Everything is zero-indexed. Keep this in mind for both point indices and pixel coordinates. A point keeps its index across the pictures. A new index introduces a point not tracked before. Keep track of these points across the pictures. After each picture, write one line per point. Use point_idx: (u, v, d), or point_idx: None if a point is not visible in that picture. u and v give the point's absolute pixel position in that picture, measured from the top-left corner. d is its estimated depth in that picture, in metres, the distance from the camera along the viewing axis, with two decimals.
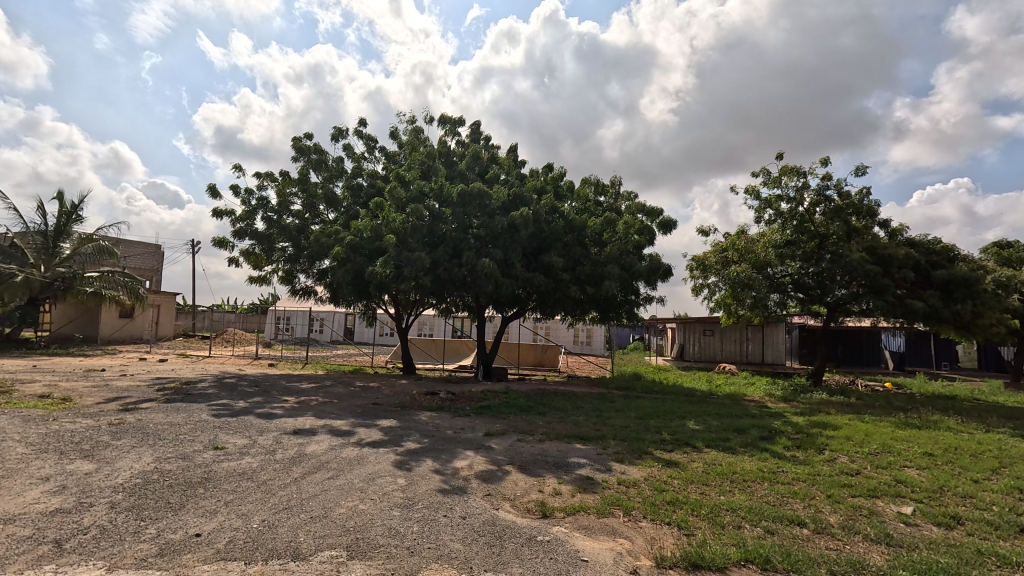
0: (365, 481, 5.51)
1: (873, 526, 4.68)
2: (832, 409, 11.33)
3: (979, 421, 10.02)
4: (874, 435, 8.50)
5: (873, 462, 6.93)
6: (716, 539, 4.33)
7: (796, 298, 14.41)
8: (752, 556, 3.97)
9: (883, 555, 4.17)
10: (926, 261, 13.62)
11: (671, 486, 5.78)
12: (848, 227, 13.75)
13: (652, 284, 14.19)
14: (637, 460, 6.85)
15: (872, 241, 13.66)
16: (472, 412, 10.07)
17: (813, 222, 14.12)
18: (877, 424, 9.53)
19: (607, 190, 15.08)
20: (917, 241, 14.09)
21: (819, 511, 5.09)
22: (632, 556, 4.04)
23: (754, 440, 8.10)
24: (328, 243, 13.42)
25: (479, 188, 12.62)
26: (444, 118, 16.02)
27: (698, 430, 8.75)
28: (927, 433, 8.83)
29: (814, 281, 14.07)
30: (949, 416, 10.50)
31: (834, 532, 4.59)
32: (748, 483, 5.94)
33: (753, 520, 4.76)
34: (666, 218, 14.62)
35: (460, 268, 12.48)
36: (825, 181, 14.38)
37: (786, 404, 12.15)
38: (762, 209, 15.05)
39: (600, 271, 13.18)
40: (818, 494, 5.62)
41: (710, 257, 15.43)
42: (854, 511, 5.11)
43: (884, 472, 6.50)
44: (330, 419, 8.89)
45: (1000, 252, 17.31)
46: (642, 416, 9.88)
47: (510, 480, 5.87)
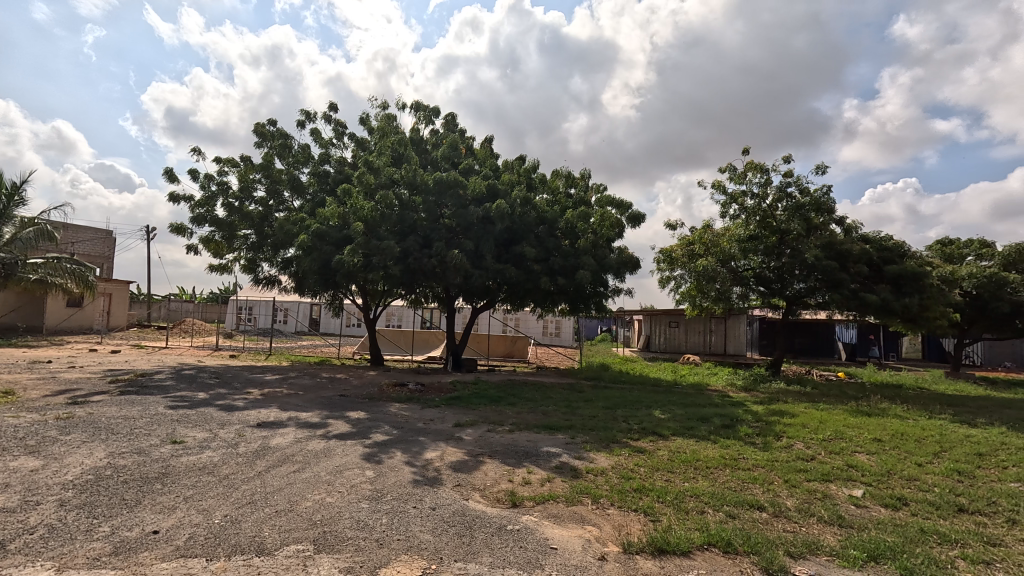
0: (332, 474, 5.42)
1: (826, 509, 4.91)
2: (789, 398, 11.83)
3: (923, 409, 10.60)
4: (828, 423, 8.91)
5: (827, 448, 7.26)
6: (680, 524, 4.46)
7: (758, 291, 15.02)
8: (714, 540, 4.11)
9: (836, 536, 4.39)
10: (879, 257, 14.25)
11: (637, 474, 5.91)
12: (807, 224, 14.15)
13: (621, 276, 14.38)
14: (604, 449, 6.98)
15: (829, 237, 14.17)
16: (441, 403, 10.01)
17: (775, 218, 14.53)
18: (831, 411, 10.01)
19: (577, 182, 15.14)
20: (870, 237, 14.68)
21: (777, 496, 5.31)
22: (601, 543, 4.12)
23: (716, 428, 8.35)
24: (292, 231, 13.13)
25: (451, 178, 12.45)
26: (416, 106, 15.75)
27: (664, 419, 8.97)
28: (875, 420, 9.34)
29: (775, 275, 14.63)
30: (897, 404, 11.07)
31: (791, 515, 4.79)
32: (710, 469, 6.14)
33: (715, 505, 4.93)
34: (635, 211, 14.83)
35: (430, 258, 12.29)
36: (787, 178, 14.87)
37: (747, 393, 12.60)
38: (727, 203, 15.42)
39: (572, 263, 13.25)
40: (776, 479, 5.85)
41: (677, 250, 15.76)
42: (810, 495, 5.35)
43: (836, 458, 6.81)
44: (296, 412, 8.70)
45: (944, 248, 18.32)
46: (610, 406, 10.07)
47: (481, 470, 5.89)
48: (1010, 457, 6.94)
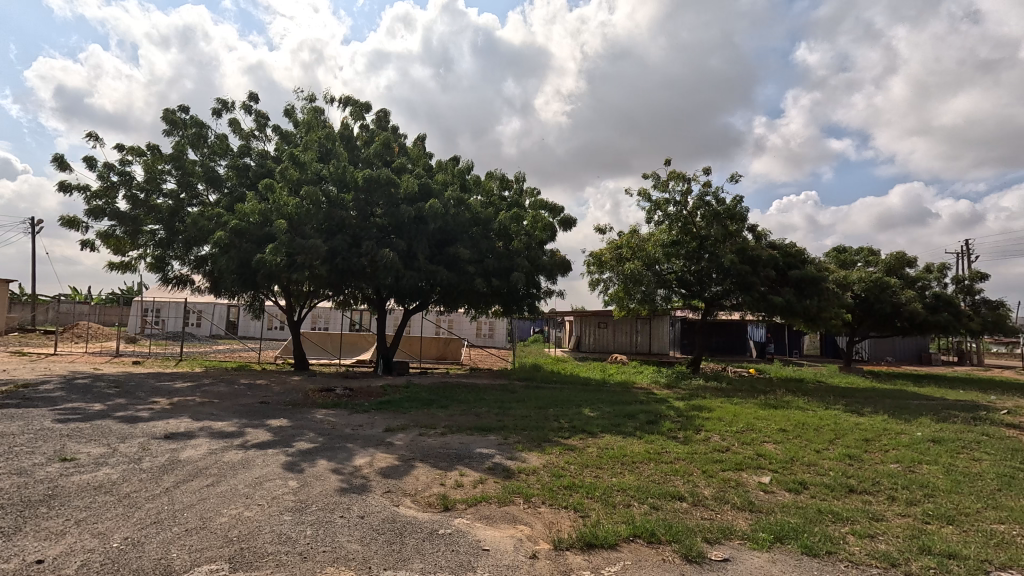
0: (251, 486, 5.09)
1: (739, 496, 5.28)
2: (707, 394, 12.63)
3: (821, 401, 11.70)
4: (741, 416, 9.59)
5: (740, 439, 7.82)
6: (608, 518, 4.61)
7: (679, 294, 15.89)
8: (639, 531, 4.29)
9: (747, 521, 4.73)
10: (784, 262, 15.55)
11: (568, 472, 6.04)
12: (723, 231, 15.16)
13: (553, 278, 14.65)
14: (536, 448, 7.08)
15: (742, 244, 15.27)
16: (371, 408, 9.71)
17: (695, 224, 15.46)
18: (743, 405, 10.80)
19: (511, 185, 15.26)
20: (777, 244, 15.99)
21: (696, 486, 5.64)
22: (532, 541, 4.17)
23: (642, 424, 8.72)
24: (208, 227, 12.21)
25: (383, 176, 12.11)
26: (346, 100, 15.19)
27: (593, 417, 9.25)
28: (781, 411, 10.19)
29: (694, 278, 15.55)
30: (799, 397, 12.13)
31: (708, 503, 5.11)
32: (636, 464, 6.41)
33: (640, 498, 5.15)
34: (567, 215, 15.19)
35: (360, 258, 11.89)
36: (706, 188, 15.86)
37: (669, 390, 13.29)
38: (652, 210, 16.20)
39: (506, 264, 13.34)
40: (695, 470, 6.22)
41: (606, 253, 16.37)
42: (724, 483, 5.73)
43: (748, 448, 7.35)
44: (210, 421, 8.08)
45: (838, 255, 20.33)
46: (542, 406, 10.24)
47: (412, 474, 5.77)
48: (890, 441, 7.84)
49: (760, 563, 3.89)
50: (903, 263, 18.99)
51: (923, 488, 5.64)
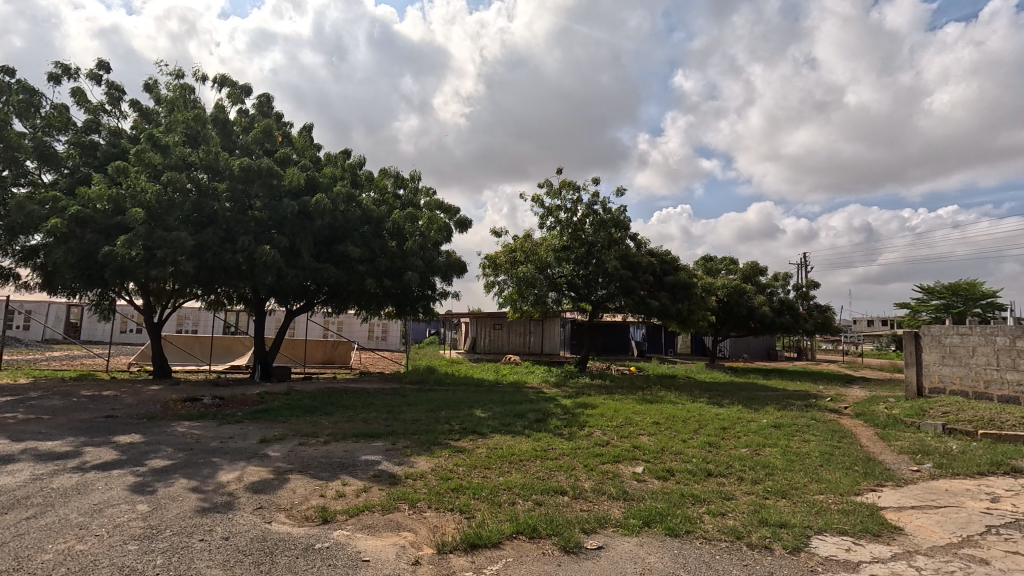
0: (87, 515, 4.40)
1: (615, 486, 5.66)
2: (591, 391, 13.39)
3: (689, 395, 12.96)
4: (621, 411, 10.28)
5: (619, 433, 8.40)
6: (493, 517, 4.69)
7: (569, 296, 16.65)
8: (522, 528, 4.42)
9: (621, 509, 5.08)
10: (661, 269, 16.99)
11: (456, 474, 6.03)
12: (609, 238, 16.16)
13: (448, 279, 14.57)
14: (425, 452, 6.98)
15: (625, 251, 16.42)
16: (245, 417, 8.91)
17: (584, 231, 16.33)
18: (623, 401, 11.61)
19: (406, 184, 14.92)
20: (655, 252, 17.42)
21: (577, 479, 5.94)
22: (415, 547, 4.10)
23: (531, 423, 8.99)
24: (40, 213, 10.39)
25: (263, 166, 11.18)
26: (222, 80, 13.82)
27: (484, 418, 9.36)
28: (655, 406, 11.12)
29: (582, 281, 16.40)
30: (671, 392, 13.33)
31: (587, 495, 5.41)
32: (523, 462, 6.60)
33: (525, 495, 5.31)
34: (462, 217, 15.21)
35: (235, 255, 10.87)
36: (594, 197, 16.81)
37: (557, 389, 13.87)
38: (545, 215, 16.81)
39: (399, 264, 13.01)
40: (577, 465, 6.56)
41: (500, 257, 16.72)
42: (603, 475, 6.11)
43: (625, 441, 7.91)
44: (36, 442, 6.86)
45: (706, 263, 22.70)
46: (433, 409, 10.14)
47: (288, 488, 5.38)
48: (743, 428, 8.91)
49: (629, 547, 4.20)
50: (757, 271, 21.69)
51: (765, 468, 6.48)
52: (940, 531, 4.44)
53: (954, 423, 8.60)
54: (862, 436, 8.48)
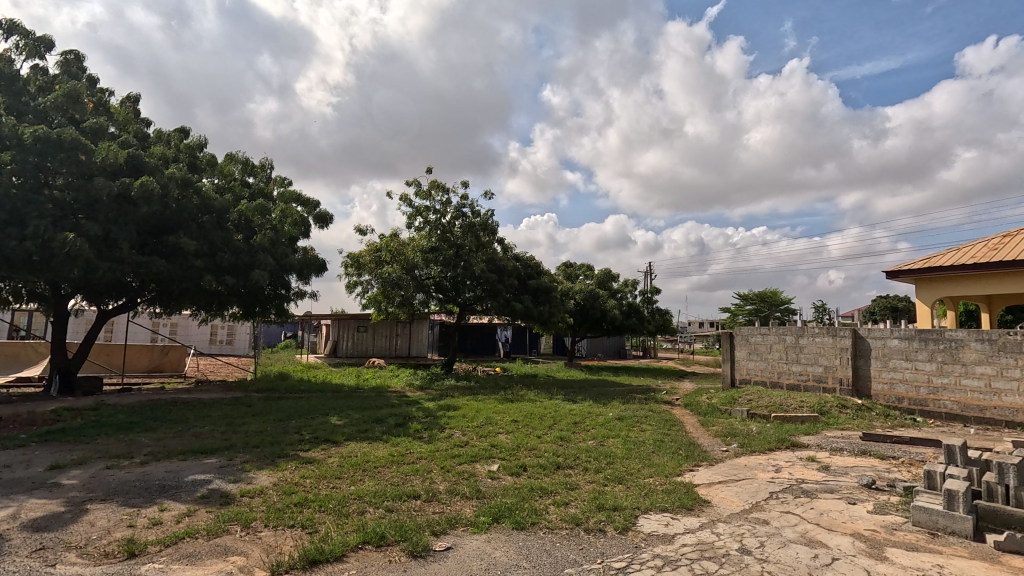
0: None
1: (469, 486, 5.73)
2: (455, 393, 13.45)
3: (547, 393, 13.68)
4: (482, 411, 10.48)
5: (478, 433, 8.55)
6: (338, 530, 4.44)
7: (436, 298, 16.56)
8: (369, 537, 4.25)
9: (473, 507, 5.17)
10: (525, 273, 17.70)
11: (301, 487, 5.61)
12: (477, 241, 16.42)
13: (305, 278, 13.56)
14: (267, 466, 6.39)
15: (492, 254, 16.81)
16: (32, 440, 7.32)
17: (452, 233, 16.39)
18: (485, 401, 11.85)
19: (257, 172, 13.60)
20: (520, 256, 18.10)
21: (432, 482, 5.90)
22: (244, 572, 3.72)
23: (389, 428, 8.73)
24: None
25: (65, 136, 9.30)
26: (11, 28, 11.27)
27: (340, 425, 8.87)
28: (515, 404, 11.53)
29: (450, 284, 16.43)
30: (531, 391, 13.94)
31: (441, 497, 5.40)
32: (378, 468, 6.38)
33: (375, 503, 5.12)
34: (323, 212, 14.30)
35: (24, 242, 8.92)
36: (463, 200, 16.97)
37: (421, 392, 13.69)
38: (413, 215, 16.52)
39: (246, 260, 11.79)
40: (434, 467, 6.52)
41: (365, 256, 16.14)
42: (458, 476, 6.15)
43: (483, 440, 8.08)
44: None
45: (567, 269, 24.25)
46: (282, 418, 9.34)
47: (84, 521, 4.53)
48: (591, 422, 9.65)
49: (477, 544, 4.28)
50: (610, 278, 23.72)
51: (607, 457, 7.10)
52: (737, 500, 5.26)
53: (755, 408, 10.27)
54: (687, 423, 9.72)
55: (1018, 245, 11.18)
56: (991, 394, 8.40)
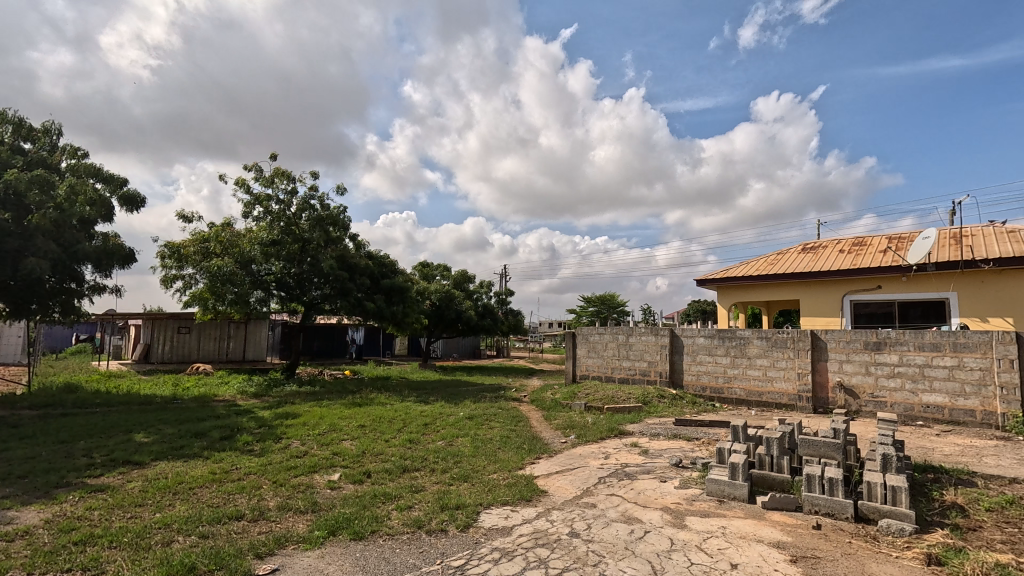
0: None
1: (303, 499, 5.30)
2: (296, 399, 12.40)
3: (398, 395, 13.34)
4: (326, 418, 9.82)
5: (319, 441, 7.98)
6: (132, 568, 3.77)
7: (277, 296, 15.10)
8: (174, 571, 3.68)
9: (306, 522, 4.79)
10: (378, 271, 16.96)
11: (86, 521, 4.64)
12: (325, 236, 15.35)
13: (106, 270, 11.36)
14: (38, 501, 5.17)
15: (343, 250, 15.86)
16: None
17: (297, 226, 15.16)
18: (330, 407, 11.12)
19: (36, 137, 11.02)
20: (374, 254, 17.38)
21: (261, 499, 5.35)
22: None
23: (213, 443, 7.71)
24: None
25: None
26: None
27: (147, 443, 7.58)
28: (363, 409, 11.02)
29: (294, 281, 15.11)
30: (381, 394, 13.45)
31: (269, 515, 4.91)
32: (194, 490, 5.58)
33: (186, 530, 4.46)
34: (132, 192, 12.12)
35: None
36: (311, 191, 15.76)
37: (256, 400, 12.36)
38: (250, 204, 14.87)
39: (18, 245, 9.47)
40: (264, 483, 5.91)
41: (188, 246, 14.20)
42: (293, 490, 5.66)
43: (325, 449, 7.56)
44: None
45: (423, 268, 23.99)
46: (65, 440, 7.67)
47: None
48: (441, 423, 9.65)
49: (308, 562, 3.97)
50: (466, 279, 24.04)
51: (455, 456, 7.15)
52: (571, 487, 5.68)
53: (592, 402, 11.24)
54: (532, 419, 10.25)
55: (787, 261, 13.95)
56: (767, 381, 10.32)
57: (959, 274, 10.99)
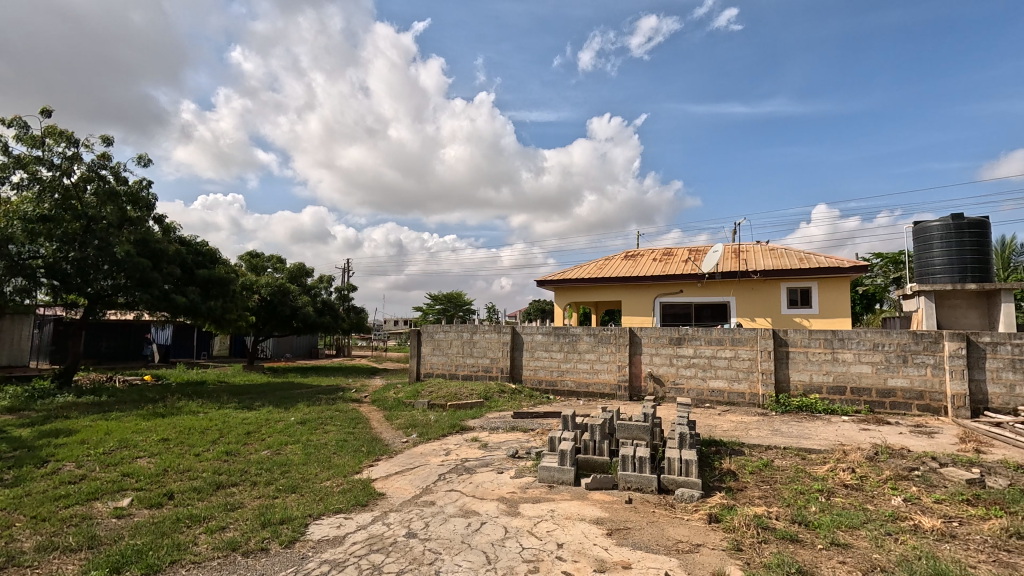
0: None
1: (77, 534, 4.33)
2: (72, 413, 10.09)
3: (215, 402, 11.69)
4: (114, 433, 8.16)
5: (103, 462, 6.59)
6: None
7: (47, 285, 12.13)
8: None
9: (79, 563, 3.91)
10: (192, 260, 14.59)
11: None
12: (121, 215, 12.88)
13: None
14: None
15: (145, 233, 13.39)
16: None
17: (81, 201, 12.52)
18: (121, 420, 9.27)
19: None
20: (187, 240, 15.01)
21: (12, 541, 4.22)
22: None
23: None
24: None
25: None
26: None
27: None
28: (167, 419, 9.43)
29: (74, 268, 12.29)
30: (192, 401, 11.65)
31: (23, 560, 3.89)
32: None
33: None
34: None
35: None
36: (102, 160, 13.02)
37: (9, 416, 9.75)
38: (8, 167, 11.70)
39: None
40: (18, 520, 4.68)
41: None
42: (61, 524, 4.58)
43: (112, 470, 6.28)
44: None
45: (251, 259, 21.49)
46: None
47: None
48: (267, 430, 8.72)
49: None
50: (303, 272, 22.18)
51: (282, 466, 6.52)
52: (410, 487, 5.58)
53: (435, 400, 11.21)
54: (372, 420, 9.85)
55: (612, 267, 15.63)
56: (593, 373, 11.42)
57: (737, 282, 13.49)
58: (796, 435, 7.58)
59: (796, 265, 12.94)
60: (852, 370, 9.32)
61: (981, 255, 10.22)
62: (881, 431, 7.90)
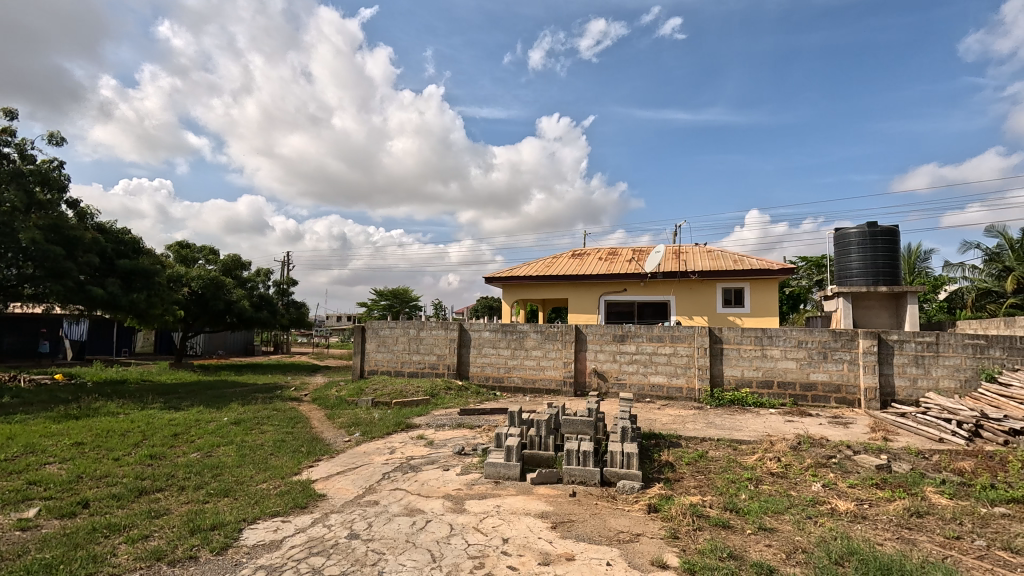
0: None
1: None
2: None
3: (137, 402, 10.85)
4: (18, 438, 7.40)
5: (5, 469, 5.97)
6: None
7: None
8: None
9: None
10: (112, 250, 13.47)
11: None
12: (28, 198, 11.67)
13: None
14: None
15: (56, 219, 12.22)
16: None
17: None
18: (27, 423, 8.43)
19: None
20: (106, 227, 13.84)
21: None
22: None
23: None
24: None
25: None
26: None
27: None
28: (82, 422, 8.67)
29: None
30: (111, 401, 10.76)
31: None
32: None
33: None
34: None
35: None
36: (6, 136, 11.76)
37: None
38: None
39: None
40: None
41: None
42: None
43: (15, 478, 5.71)
44: None
45: (180, 249, 20.12)
46: None
47: None
48: (197, 431, 8.21)
49: None
50: (238, 264, 21.04)
51: (213, 469, 6.16)
52: (352, 487, 5.43)
53: (379, 397, 10.96)
54: (313, 419, 9.50)
55: (560, 265, 15.86)
56: (540, 370, 11.56)
57: (677, 282, 14.07)
58: (728, 427, 8.01)
59: (731, 267, 13.66)
60: (779, 365, 9.96)
61: (892, 261, 11.19)
62: (803, 422, 8.50)
